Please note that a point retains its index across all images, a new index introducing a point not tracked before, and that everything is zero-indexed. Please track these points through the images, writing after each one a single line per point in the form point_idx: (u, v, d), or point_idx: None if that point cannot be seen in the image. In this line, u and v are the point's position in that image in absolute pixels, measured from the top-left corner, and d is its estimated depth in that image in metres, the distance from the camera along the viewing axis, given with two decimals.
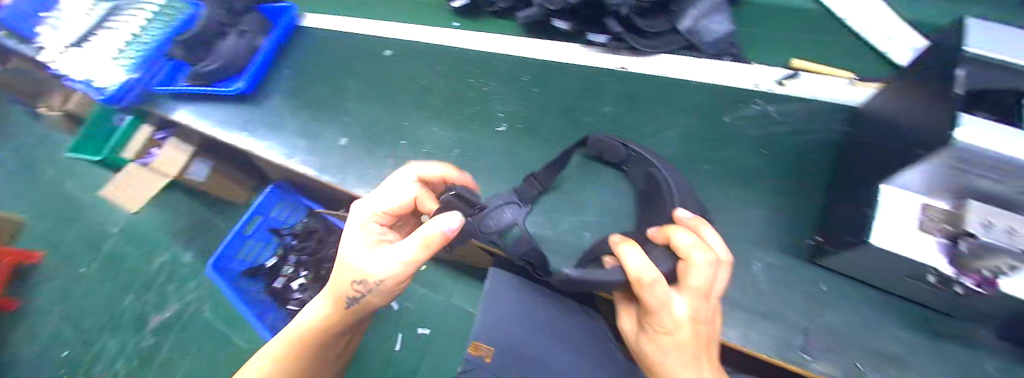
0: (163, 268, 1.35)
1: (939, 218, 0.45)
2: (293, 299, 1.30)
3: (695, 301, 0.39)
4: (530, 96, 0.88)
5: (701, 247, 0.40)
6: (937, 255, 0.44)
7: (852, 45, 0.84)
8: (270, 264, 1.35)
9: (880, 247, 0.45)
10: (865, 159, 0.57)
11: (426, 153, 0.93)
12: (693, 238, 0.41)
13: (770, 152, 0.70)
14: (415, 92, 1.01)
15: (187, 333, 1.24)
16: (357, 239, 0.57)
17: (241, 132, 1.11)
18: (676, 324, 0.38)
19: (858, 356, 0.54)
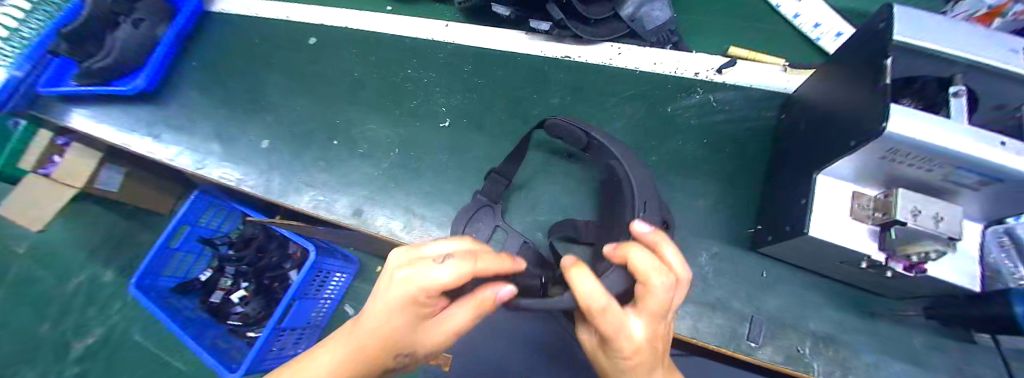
0: (77, 290, 1.12)
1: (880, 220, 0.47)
2: (235, 313, 1.14)
3: (652, 324, 0.34)
4: (474, 87, 0.81)
5: (659, 268, 0.33)
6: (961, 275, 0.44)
7: (779, 37, 0.87)
8: (206, 278, 1.20)
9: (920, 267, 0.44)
10: (801, 146, 0.57)
11: (362, 153, 0.83)
12: (654, 260, 0.34)
13: (711, 141, 0.70)
14: (346, 85, 0.91)
15: (116, 357, 1.08)
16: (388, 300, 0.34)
17: (144, 138, 0.95)
18: (634, 349, 0.34)
19: (801, 337, 0.56)
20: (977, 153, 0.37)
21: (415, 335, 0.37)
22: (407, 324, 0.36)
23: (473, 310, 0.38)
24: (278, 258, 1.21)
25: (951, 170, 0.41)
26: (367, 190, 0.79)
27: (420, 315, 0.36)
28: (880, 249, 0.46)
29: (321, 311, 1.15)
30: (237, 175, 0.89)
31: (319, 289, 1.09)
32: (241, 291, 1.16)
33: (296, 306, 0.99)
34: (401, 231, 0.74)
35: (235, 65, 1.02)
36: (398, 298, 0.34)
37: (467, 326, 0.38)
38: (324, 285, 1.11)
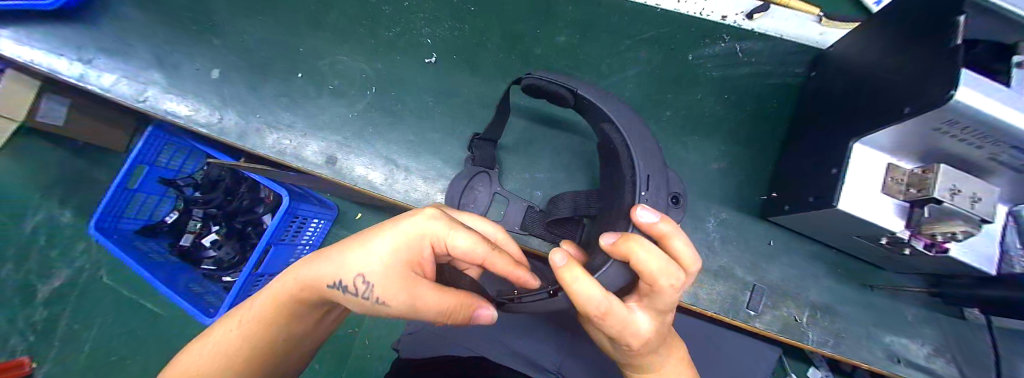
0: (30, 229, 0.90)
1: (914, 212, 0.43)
2: (208, 258, 1.06)
3: (658, 317, 0.32)
4: (464, 15, 0.68)
5: (672, 270, 0.27)
6: (984, 261, 0.44)
7: None
8: (172, 220, 1.08)
9: (952, 255, 0.43)
10: (846, 111, 0.48)
11: (333, 90, 0.71)
12: (664, 260, 0.27)
13: (735, 98, 0.62)
14: (308, 4, 0.75)
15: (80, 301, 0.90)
16: (396, 245, 0.34)
17: (69, 62, 0.80)
18: (641, 342, 0.32)
19: (802, 307, 0.55)
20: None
21: (395, 277, 0.33)
22: (401, 259, 0.34)
23: (449, 303, 0.34)
24: (257, 202, 1.11)
25: (1006, 150, 0.35)
26: (341, 135, 0.69)
27: (418, 259, 0.35)
28: (906, 226, 0.44)
29: (299, 257, 1.09)
30: (186, 111, 0.76)
31: (295, 235, 1.01)
32: (212, 235, 1.07)
33: (272, 251, 0.93)
34: (383, 183, 0.66)
35: None
36: (412, 226, 0.35)
37: (435, 308, 0.34)
38: (299, 231, 1.03)
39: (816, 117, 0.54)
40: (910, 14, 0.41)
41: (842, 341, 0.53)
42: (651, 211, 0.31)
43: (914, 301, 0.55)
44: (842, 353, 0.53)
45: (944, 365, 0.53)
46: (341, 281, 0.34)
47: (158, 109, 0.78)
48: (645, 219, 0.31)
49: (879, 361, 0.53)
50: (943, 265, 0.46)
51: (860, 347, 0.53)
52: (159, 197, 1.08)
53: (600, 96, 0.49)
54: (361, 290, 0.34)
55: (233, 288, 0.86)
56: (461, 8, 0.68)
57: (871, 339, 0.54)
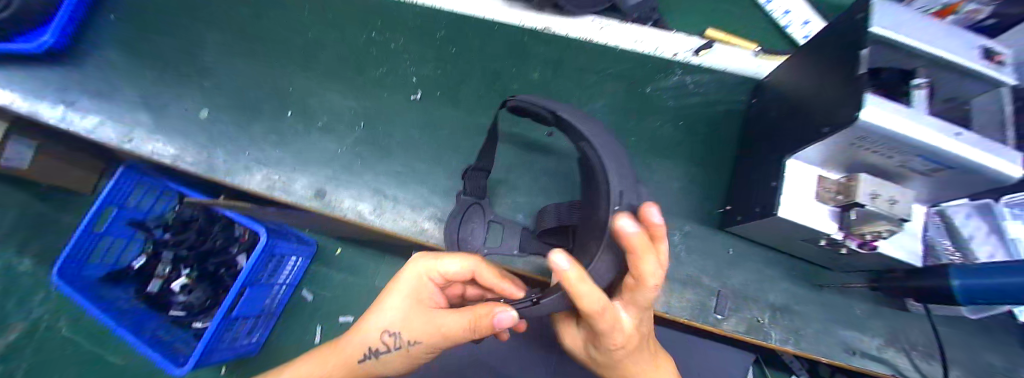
0: None
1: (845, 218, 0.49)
2: (177, 302, 1.03)
3: (637, 314, 0.37)
4: (447, 57, 0.75)
5: (660, 274, 0.32)
6: (909, 254, 0.51)
7: (750, 22, 0.89)
8: (140, 264, 1.06)
9: (883, 252, 0.50)
10: (783, 132, 0.56)
11: (322, 127, 0.75)
12: (659, 267, 0.31)
13: (692, 122, 0.70)
14: (301, 49, 0.81)
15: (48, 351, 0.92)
16: (404, 290, 0.45)
17: (53, 105, 0.81)
18: (622, 337, 0.38)
19: (765, 309, 0.60)
20: (937, 139, 0.40)
21: (408, 314, 0.43)
22: (409, 299, 0.44)
23: (464, 322, 0.40)
24: (233, 242, 1.10)
25: (911, 155, 0.44)
26: (329, 169, 0.72)
27: (423, 303, 0.45)
28: (839, 228, 0.50)
29: (276, 298, 1.07)
30: (171, 153, 0.78)
31: (272, 275, 1.00)
32: (181, 278, 1.04)
33: (247, 293, 0.92)
34: (372, 214, 0.68)
35: (168, 19, 0.89)
36: (409, 273, 0.45)
37: (448, 332, 0.41)
38: (277, 270, 1.02)
39: (758, 137, 0.63)
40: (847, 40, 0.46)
41: (802, 339, 0.58)
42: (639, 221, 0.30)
43: (861, 298, 0.61)
44: (802, 350, 0.57)
45: (892, 357, 0.59)
46: (375, 344, 0.44)
47: (140, 150, 0.79)
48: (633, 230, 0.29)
49: (836, 355, 0.58)
50: (878, 262, 0.53)
51: (818, 344, 0.58)
52: (127, 241, 1.07)
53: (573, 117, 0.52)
54: (390, 342, 0.44)
55: (206, 334, 0.84)
56: (444, 51, 0.76)
57: (827, 335, 0.59)
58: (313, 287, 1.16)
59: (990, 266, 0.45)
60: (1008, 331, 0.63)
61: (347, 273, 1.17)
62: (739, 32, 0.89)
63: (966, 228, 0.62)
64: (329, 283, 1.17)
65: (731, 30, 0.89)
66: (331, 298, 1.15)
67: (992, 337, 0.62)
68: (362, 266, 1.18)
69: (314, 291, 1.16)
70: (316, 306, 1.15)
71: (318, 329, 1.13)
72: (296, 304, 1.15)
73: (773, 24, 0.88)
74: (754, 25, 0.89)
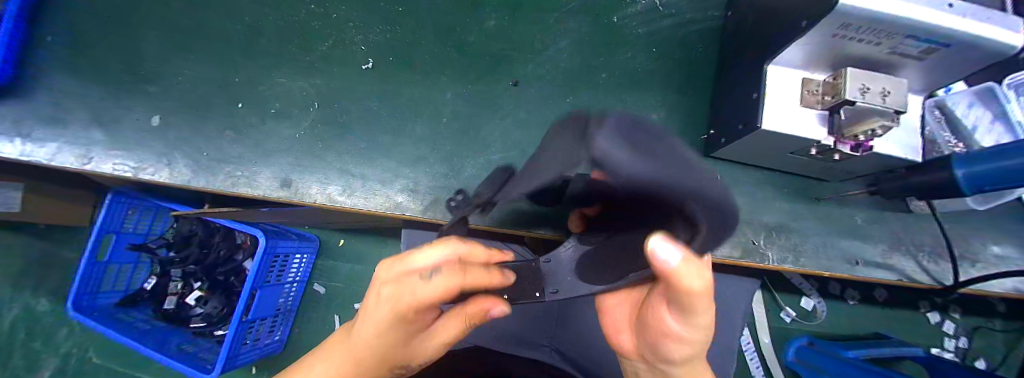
0: None
1: (835, 122, 0.45)
2: (196, 315, 1.04)
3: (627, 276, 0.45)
4: (394, 19, 0.70)
5: None
6: (911, 149, 0.47)
7: None
8: (152, 285, 1.07)
9: (881, 152, 0.46)
10: (763, 37, 0.50)
11: (276, 114, 0.71)
12: None
13: (666, 46, 0.64)
14: (239, 36, 0.76)
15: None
16: (383, 324, 0.37)
17: None
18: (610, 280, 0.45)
19: (764, 232, 0.56)
20: (934, 17, 0.36)
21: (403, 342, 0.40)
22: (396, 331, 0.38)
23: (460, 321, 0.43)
24: (236, 249, 1.08)
25: (902, 40, 0.39)
26: (293, 157, 0.68)
27: (411, 327, 0.39)
28: (829, 133, 0.46)
29: (289, 296, 1.08)
30: (133, 164, 0.73)
31: (280, 274, 1.01)
32: (196, 291, 1.05)
33: (259, 295, 0.93)
34: (342, 195, 0.64)
35: (98, 27, 0.83)
36: (387, 311, 0.37)
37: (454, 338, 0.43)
38: (284, 269, 1.02)
39: (735, 49, 0.58)
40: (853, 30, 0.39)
41: (808, 256, 0.56)
42: (677, 245, 0.27)
43: (860, 206, 0.58)
44: (805, 267, 0.55)
45: (897, 261, 0.57)
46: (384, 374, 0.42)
47: (102, 169, 0.73)
48: (667, 258, 0.27)
49: (839, 267, 0.55)
50: (877, 164, 0.49)
51: (824, 259, 0.56)
52: (134, 265, 1.06)
53: (655, 164, 0.22)
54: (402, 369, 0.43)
55: (227, 340, 0.87)
56: (388, 13, 0.70)
57: (832, 249, 0.56)
58: (324, 280, 1.16)
59: (997, 148, 0.42)
60: (1011, 217, 0.61)
61: (347, 264, 1.17)
62: None
63: (969, 119, 0.60)
64: (336, 274, 1.16)
65: None
66: (339, 290, 1.15)
67: (996, 226, 0.60)
68: (359, 256, 1.17)
69: (326, 283, 1.16)
70: (328, 298, 1.16)
71: (333, 319, 1.14)
72: (306, 299, 1.15)
73: None
74: None
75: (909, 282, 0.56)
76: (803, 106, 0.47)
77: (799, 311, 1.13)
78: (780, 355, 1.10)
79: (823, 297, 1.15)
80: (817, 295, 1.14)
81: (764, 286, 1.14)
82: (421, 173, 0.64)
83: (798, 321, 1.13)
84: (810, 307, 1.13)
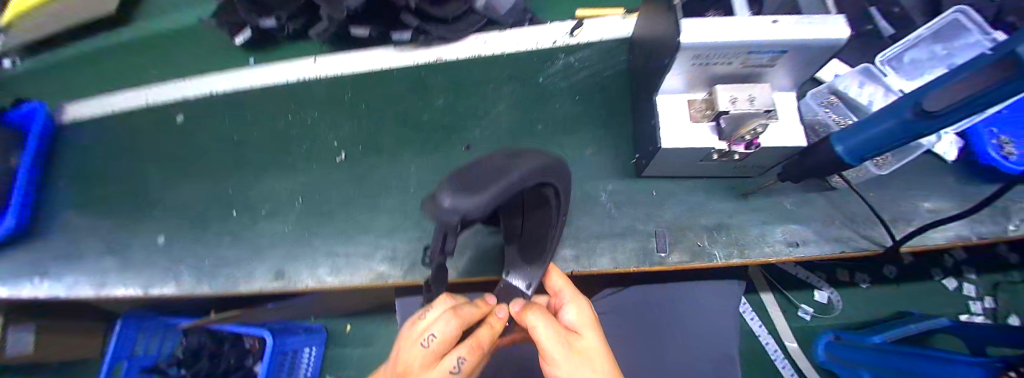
0: None
1: (722, 129, 0.53)
2: None
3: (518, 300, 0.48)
4: (358, 114, 0.82)
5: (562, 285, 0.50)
6: (797, 133, 0.53)
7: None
8: None
9: (771, 146, 0.53)
10: (650, 73, 0.61)
11: (266, 213, 0.80)
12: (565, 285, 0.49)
13: (587, 91, 0.75)
14: (229, 153, 0.88)
15: None
16: None
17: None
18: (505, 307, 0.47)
19: (707, 234, 0.62)
20: (758, 34, 0.45)
21: None
22: None
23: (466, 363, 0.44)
24: (247, 352, 1.10)
25: (748, 55, 0.48)
26: (284, 249, 0.75)
27: None
28: (721, 139, 0.54)
29: None
30: (140, 283, 0.80)
31: (291, 370, 1.04)
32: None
33: None
34: (330, 275, 0.70)
35: (109, 168, 0.95)
36: None
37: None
38: (294, 364, 1.06)
39: (636, 85, 0.69)
40: (696, 66, 0.50)
41: (752, 246, 0.61)
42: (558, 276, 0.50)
43: (788, 193, 0.65)
44: (751, 258, 0.60)
45: (836, 234, 0.61)
46: None
47: (112, 292, 0.79)
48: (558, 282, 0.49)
49: (784, 250, 0.60)
50: (776, 156, 0.57)
51: (768, 246, 0.61)
52: None
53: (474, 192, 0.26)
54: None
55: None
56: (353, 110, 0.83)
57: (773, 236, 0.62)
58: (335, 368, 1.15)
59: (858, 121, 0.47)
60: (928, 175, 0.68)
61: (356, 347, 1.17)
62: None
63: (865, 96, 0.67)
64: (346, 360, 1.16)
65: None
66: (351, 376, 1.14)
67: (916, 186, 0.67)
68: (366, 334, 1.18)
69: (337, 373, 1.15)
70: None
71: None
72: None
73: None
74: None
75: (853, 252, 0.60)
76: (695, 121, 0.55)
77: (815, 306, 1.05)
78: (810, 356, 1.02)
79: (835, 286, 1.07)
80: (829, 286, 1.06)
81: (773, 286, 1.08)
82: (398, 241, 0.71)
83: (819, 318, 1.04)
84: (826, 300, 1.05)
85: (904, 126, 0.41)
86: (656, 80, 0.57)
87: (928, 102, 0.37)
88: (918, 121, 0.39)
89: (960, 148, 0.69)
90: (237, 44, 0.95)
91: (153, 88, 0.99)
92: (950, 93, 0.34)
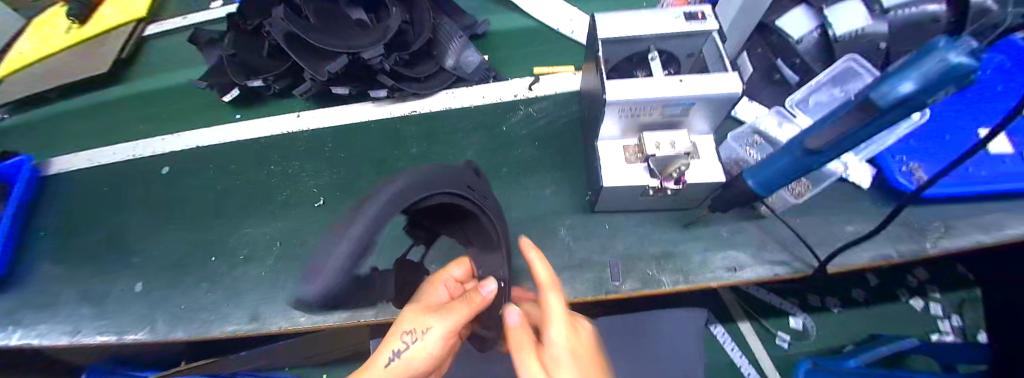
0: None
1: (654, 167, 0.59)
2: None
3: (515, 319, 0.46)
4: (337, 162, 0.89)
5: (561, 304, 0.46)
6: (718, 170, 0.62)
7: (548, 36, 1.04)
8: None
9: (695, 183, 0.61)
10: (593, 122, 0.70)
11: (244, 258, 0.83)
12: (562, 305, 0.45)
13: (545, 136, 0.84)
14: (212, 200, 0.92)
15: None
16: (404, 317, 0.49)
17: None
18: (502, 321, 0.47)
19: (655, 263, 0.68)
20: (668, 93, 0.55)
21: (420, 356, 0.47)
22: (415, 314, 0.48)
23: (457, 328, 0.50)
24: None
25: (664, 109, 0.58)
26: (259, 292, 0.77)
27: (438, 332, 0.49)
28: (654, 177, 0.60)
29: None
30: (107, 334, 0.79)
31: None
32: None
33: None
34: (303, 317, 0.72)
35: (90, 218, 0.97)
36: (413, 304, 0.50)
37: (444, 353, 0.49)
38: None
39: (586, 131, 0.78)
40: (624, 116, 0.59)
41: (696, 273, 0.67)
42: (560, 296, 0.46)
43: (725, 222, 0.72)
44: (694, 283, 0.65)
45: (771, 258, 0.68)
46: None
47: (81, 343, 0.79)
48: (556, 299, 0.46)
49: (724, 275, 0.66)
50: (705, 191, 0.65)
51: (710, 271, 0.67)
52: None
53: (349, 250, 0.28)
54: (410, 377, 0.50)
55: None
56: (334, 158, 0.89)
57: (715, 262, 0.68)
58: None
59: (765, 160, 0.55)
60: (847, 202, 0.77)
61: None
62: (555, 48, 1.02)
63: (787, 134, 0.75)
64: None
65: (538, 52, 1.01)
66: None
67: (837, 212, 0.75)
68: None
69: None
70: None
71: None
72: None
73: (569, 38, 1.03)
74: (558, 39, 1.03)
75: (786, 274, 0.66)
76: (629, 162, 0.63)
77: (792, 333, 0.94)
78: None
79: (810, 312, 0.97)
80: None
81: None
82: None
83: None
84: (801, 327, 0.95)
85: (801, 161, 0.48)
86: (597, 130, 0.66)
87: (813, 141, 0.44)
88: (807, 158, 0.46)
89: (874, 175, 0.77)
90: (225, 101, 1.03)
91: (144, 141, 1.05)
92: (832, 130, 0.40)
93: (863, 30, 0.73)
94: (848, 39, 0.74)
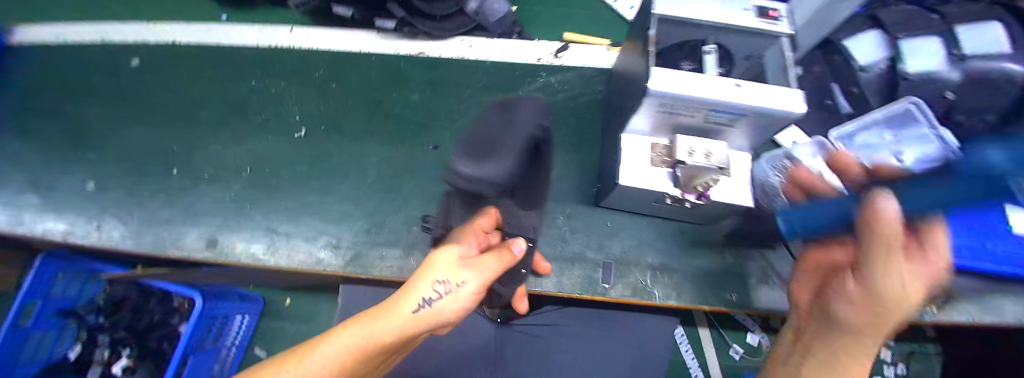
0: None
1: (680, 175, 0.53)
2: None
3: None
4: (328, 93, 0.79)
5: None
6: (747, 193, 0.56)
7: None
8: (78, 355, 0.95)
9: (720, 200, 0.55)
10: (620, 109, 0.63)
11: (208, 178, 0.75)
12: None
13: (563, 113, 0.76)
14: (182, 107, 0.82)
15: None
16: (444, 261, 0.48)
17: None
18: None
19: (650, 273, 0.64)
20: (721, 96, 0.47)
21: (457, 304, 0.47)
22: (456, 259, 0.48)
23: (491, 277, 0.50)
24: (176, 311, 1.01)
25: (709, 112, 0.50)
26: (219, 218, 0.70)
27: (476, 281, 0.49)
28: (677, 187, 0.55)
29: (225, 361, 1.01)
30: (47, 228, 0.72)
31: (218, 337, 0.98)
32: (124, 356, 0.96)
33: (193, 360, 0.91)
34: (265, 254, 0.67)
35: (46, 100, 0.86)
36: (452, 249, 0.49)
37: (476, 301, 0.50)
38: (223, 331, 0.99)
39: (607, 117, 0.71)
40: (661, 111, 0.52)
41: (689, 291, 0.63)
42: None
43: (732, 245, 0.67)
44: (685, 302, 0.62)
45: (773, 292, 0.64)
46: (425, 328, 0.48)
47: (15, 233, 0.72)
48: None
49: (717, 299, 0.63)
50: (723, 210, 0.59)
51: (705, 292, 0.63)
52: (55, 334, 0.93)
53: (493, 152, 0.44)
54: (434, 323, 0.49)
55: None
56: (326, 88, 0.79)
57: (712, 284, 0.64)
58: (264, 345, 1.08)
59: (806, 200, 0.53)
60: None
61: (290, 327, 1.09)
62: (592, 15, 0.90)
63: None
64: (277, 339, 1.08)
65: (572, 17, 0.90)
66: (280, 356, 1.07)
67: None
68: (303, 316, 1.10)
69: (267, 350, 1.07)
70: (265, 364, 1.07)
71: None
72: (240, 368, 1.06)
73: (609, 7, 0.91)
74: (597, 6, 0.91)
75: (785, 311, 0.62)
76: (653, 163, 0.56)
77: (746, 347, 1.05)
78: None
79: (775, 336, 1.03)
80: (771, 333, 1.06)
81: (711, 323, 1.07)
82: (344, 229, 0.68)
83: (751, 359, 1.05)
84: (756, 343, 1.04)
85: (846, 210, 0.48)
86: (625, 119, 0.59)
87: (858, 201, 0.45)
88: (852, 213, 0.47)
89: None
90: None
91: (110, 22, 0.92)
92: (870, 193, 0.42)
93: (936, 73, 0.68)
94: (917, 79, 0.68)
